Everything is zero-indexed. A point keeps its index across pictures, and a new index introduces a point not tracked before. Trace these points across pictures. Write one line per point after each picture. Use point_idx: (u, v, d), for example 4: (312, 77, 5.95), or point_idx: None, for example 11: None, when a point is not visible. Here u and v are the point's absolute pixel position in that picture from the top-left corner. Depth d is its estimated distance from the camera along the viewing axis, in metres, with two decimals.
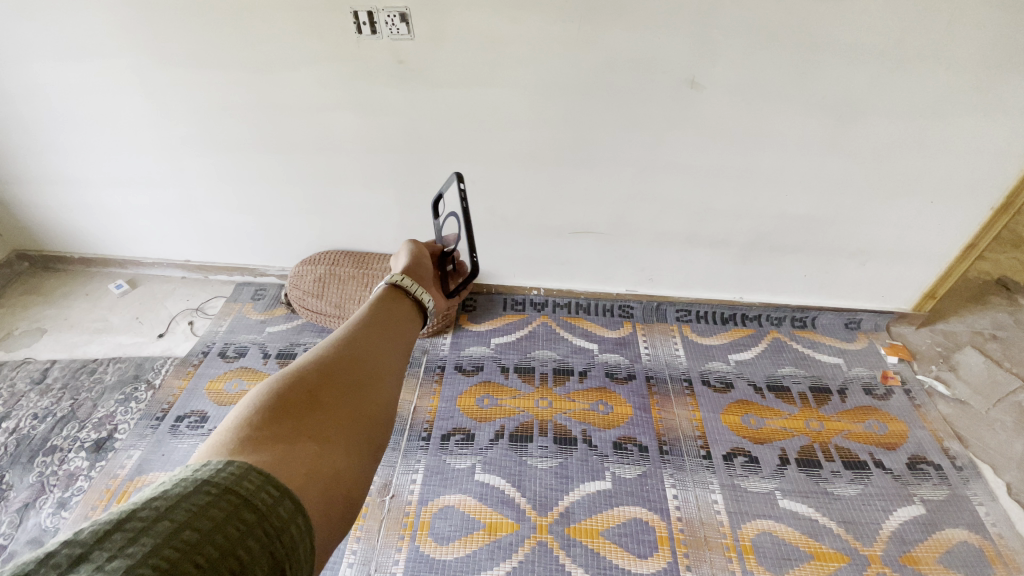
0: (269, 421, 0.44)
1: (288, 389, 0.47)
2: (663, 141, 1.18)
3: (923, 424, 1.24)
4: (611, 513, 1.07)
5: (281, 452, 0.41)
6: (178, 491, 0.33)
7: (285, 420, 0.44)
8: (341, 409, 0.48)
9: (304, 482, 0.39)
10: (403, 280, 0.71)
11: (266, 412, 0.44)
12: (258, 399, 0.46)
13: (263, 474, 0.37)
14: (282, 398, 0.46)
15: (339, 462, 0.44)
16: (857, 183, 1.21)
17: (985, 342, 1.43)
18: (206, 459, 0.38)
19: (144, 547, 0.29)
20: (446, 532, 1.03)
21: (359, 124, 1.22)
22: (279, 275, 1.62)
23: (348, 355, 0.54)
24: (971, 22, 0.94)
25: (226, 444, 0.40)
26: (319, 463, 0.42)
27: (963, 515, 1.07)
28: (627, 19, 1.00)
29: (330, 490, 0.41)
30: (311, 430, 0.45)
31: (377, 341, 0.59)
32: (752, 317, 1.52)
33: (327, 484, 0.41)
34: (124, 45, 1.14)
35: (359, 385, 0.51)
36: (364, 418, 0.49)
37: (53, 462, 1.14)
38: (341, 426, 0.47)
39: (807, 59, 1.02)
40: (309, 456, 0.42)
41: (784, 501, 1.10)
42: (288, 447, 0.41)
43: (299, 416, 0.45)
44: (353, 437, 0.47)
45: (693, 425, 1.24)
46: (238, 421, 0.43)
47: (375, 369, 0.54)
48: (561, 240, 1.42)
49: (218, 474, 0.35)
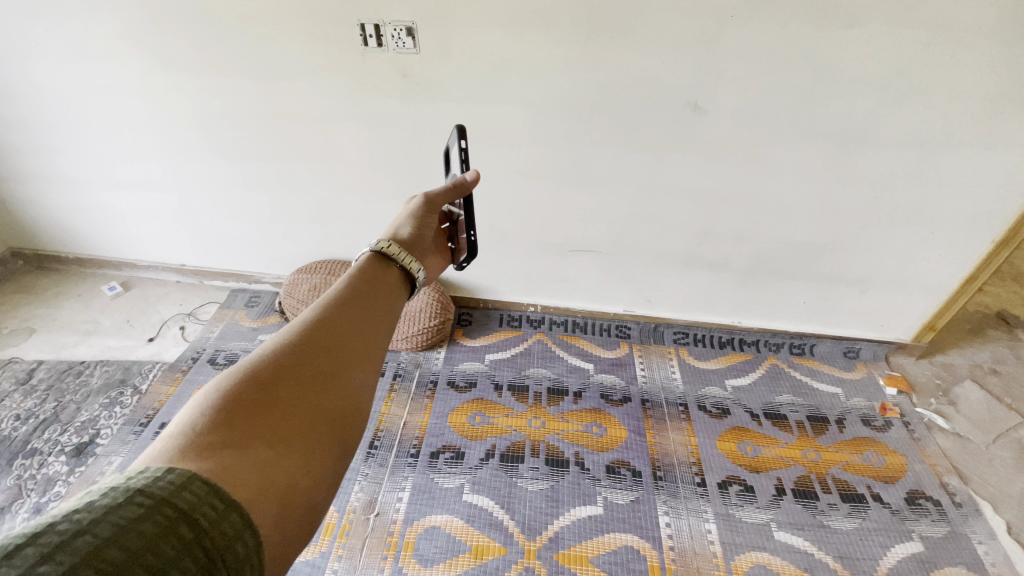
0: (217, 423, 0.38)
1: (242, 385, 0.42)
2: (666, 162, 1.18)
3: (923, 458, 1.22)
4: (602, 539, 1.04)
5: (228, 460, 0.36)
6: (105, 503, 0.29)
7: (237, 422, 0.39)
8: (303, 405, 0.43)
9: (254, 491, 0.36)
10: (388, 246, 0.64)
11: (217, 412, 0.39)
12: (209, 396, 0.41)
13: (205, 486, 0.33)
14: (237, 394, 0.41)
15: (296, 468, 0.40)
16: (858, 211, 1.20)
17: (984, 376, 1.42)
18: (143, 466, 0.33)
19: (60, 566, 0.26)
20: (431, 555, 1.00)
21: (362, 134, 1.22)
22: (274, 282, 1.60)
23: (314, 339, 0.48)
24: (973, 56, 0.95)
25: (165, 452, 0.35)
26: (273, 471, 0.38)
27: (962, 553, 1.04)
28: (632, 40, 1.01)
29: (284, 500, 0.37)
30: (265, 434, 0.40)
31: (352, 318, 0.52)
32: (749, 342, 1.51)
33: (281, 493, 0.37)
34: (129, 47, 1.14)
35: (326, 375, 0.46)
36: (328, 414, 0.44)
37: (32, 466, 1.12)
38: (302, 426, 0.42)
39: (810, 86, 1.03)
40: (262, 463, 0.38)
41: (780, 533, 1.07)
42: (236, 455, 0.37)
43: (253, 417, 0.40)
44: (316, 437, 0.42)
45: (688, 451, 1.21)
46: (183, 421, 0.38)
47: (345, 355, 0.49)
48: (560, 258, 1.42)
49: (154, 483, 0.31)
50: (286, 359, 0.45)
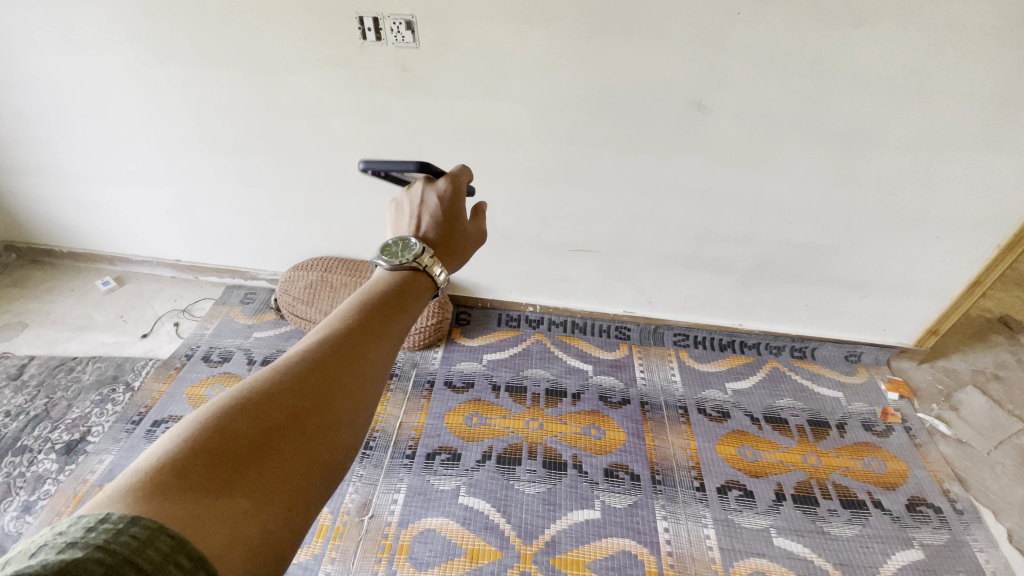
0: (198, 455, 0.35)
1: (234, 414, 0.38)
2: (669, 161, 1.16)
3: (924, 464, 1.21)
4: (600, 544, 1.02)
5: (199, 510, 0.32)
6: (59, 561, 0.26)
7: (221, 458, 0.35)
8: (290, 450, 0.38)
9: (224, 547, 0.32)
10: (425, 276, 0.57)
11: (198, 450, 0.35)
12: (193, 428, 0.36)
13: (173, 539, 0.29)
14: (223, 431, 0.37)
15: (271, 521, 0.35)
16: (861, 215, 1.19)
17: (987, 381, 1.41)
18: (114, 504, 0.30)
19: None
20: (425, 558, 0.98)
21: (360, 129, 1.20)
22: (270, 279, 1.59)
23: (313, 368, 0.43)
24: (984, 56, 0.93)
25: (135, 486, 0.32)
26: (246, 524, 0.34)
27: (963, 561, 1.03)
28: (637, 36, 0.99)
29: (256, 559, 0.33)
30: (246, 481, 0.35)
31: (357, 342, 0.46)
32: (750, 345, 1.49)
33: (254, 549, 0.33)
34: (123, 37, 1.12)
35: (321, 411, 0.41)
36: (315, 459, 0.40)
37: (21, 463, 1.10)
38: (286, 472, 0.37)
39: (817, 85, 1.01)
40: (235, 512, 0.33)
41: (779, 539, 1.06)
42: (210, 505, 0.33)
43: (237, 460, 0.36)
44: (299, 486, 0.38)
45: (687, 455, 1.20)
46: (159, 456, 0.34)
47: (344, 391, 0.43)
48: (560, 257, 1.40)
49: (118, 536, 0.28)
50: (283, 388, 0.41)
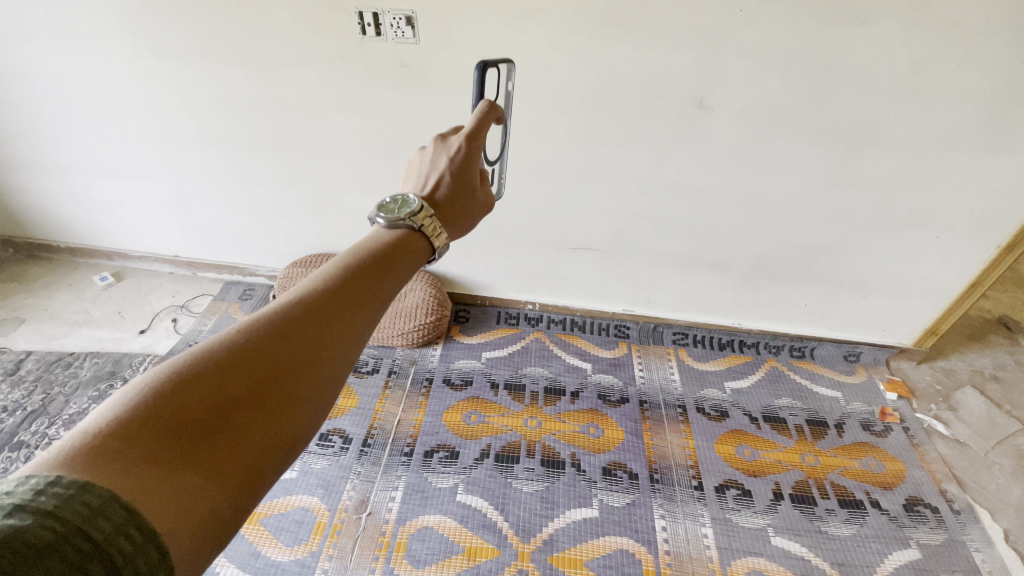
0: (150, 416, 0.30)
1: (197, 370, 0.33)
2: (669, 160, 1.16)
3: (922, 464, 1.21)
4: (597, 542, 1.02)
5: (152, 480, 0.28)
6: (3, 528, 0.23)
7: (178, 424, 0.31)
8: (258, 419, 0.34)
9: (176, 525, 0.28)
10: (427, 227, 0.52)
11: (153, 412, 0.30)
12: (148, 383, 0.32)
13: (128, 510, 0.26)
14: (186, 392, 0.32)
15: (227, 499, 0.32)
16: (861, 214, 1.19)
17: (985, 382, 1.41)
18: (52, 467, 0.26)
19: None
20: (422, 556, 0.98)
21: (360, 125, 1.19)
22: (268, 275, 1.58)
23: (290, 325, 0.38)
24: (986, 56, 0.92)
25: (75, 443, 0.27)
26: (201, 500, 0.30)
27: (960, 561, 1.03)
28: (638, 33, 0.98)
29: (208, 537, 0.30)
30: (203, 452, 0.31)
31: (343, 304, 0.42)
32: (749, 344, 1.49)
33: (206, 528, 0.30)
34: (121, 31, 1.11)
35: (295, 375, 0.37)
36: (280, 436, 0.36)
37: (19, 458, 1.09)
38: (250, 442, 0.34)
39: (819, 83, 1.00)
40: (190, 485, 0.30)
41: (776, 538, 1.06)
42: (163, 477, 0.29)
43: (196, 427, 0.32)
44: (259, 463, 0.34)
45: (685, 453, 1.20)
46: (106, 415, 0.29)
47: (322, 357, 0.39)
48: (559, 255, 1.40)
49: (68, 502, 0.25)
50: (256, 348, 0.36)
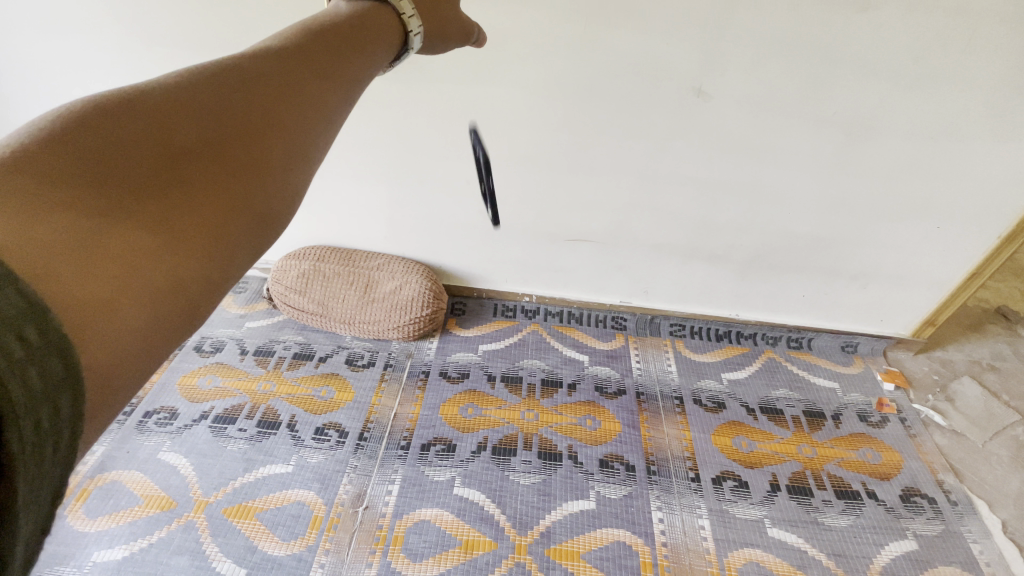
0: (67, 166, 0.29)
1: (114, 138, 0.32)
2: (667, 149, 1.14)
3: (919, 455, 1.21)
4: (595, 534, 1.02)
5: (76, 227, 0.27)
6: None
7: (97, 175, 0.30)
8: (195, 187, 0.34)
9: (116, 276, 0.28)
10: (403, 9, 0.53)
11: (70, 163, 0.30)
12: (58, 138, 0.30)
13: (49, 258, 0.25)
14: (103, 152, 0.31)
15: (180, 264, 0.31)
16: (861, 204, 1.18)
17: (983, 372, 1.41)
18: None
19: None
20: (419, 549, 0.98)
21: (353, 115, 1.17)
22: (262, 268, 1.56)
23: (217, 106, 0.38)
24: (990, 43, 0.91)
25: None
26: (141, 255, 0.29)
27: (957, 552, 1.03)
28: (637, 19, 0.96)
29: (163, 292, 0.30)
30: (136, 204, 0.31)
31: (273, 89, 0.41)
32: (747, 335, 1.48)
33: (160, 285, 0.30)
34: (107, 16, 1.08)
35: (229, 154, 0.37)
36: (227, 208, 0.35)
37: None
38: (193, 206, 0.34)
39: (821, 70, 0.98)
40: (131, 241, 0.30)
41: (772, 529, 1.06)
42: (90, 224, 0.28)
43: (123, 183, 0.31)
44: (212, 227, 0.34)
45: (682, 445, 1.20)
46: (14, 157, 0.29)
47: (264, 136, 0.39)
48: (556, 247, 1.38)
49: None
50: (183, 125, 0.36)
